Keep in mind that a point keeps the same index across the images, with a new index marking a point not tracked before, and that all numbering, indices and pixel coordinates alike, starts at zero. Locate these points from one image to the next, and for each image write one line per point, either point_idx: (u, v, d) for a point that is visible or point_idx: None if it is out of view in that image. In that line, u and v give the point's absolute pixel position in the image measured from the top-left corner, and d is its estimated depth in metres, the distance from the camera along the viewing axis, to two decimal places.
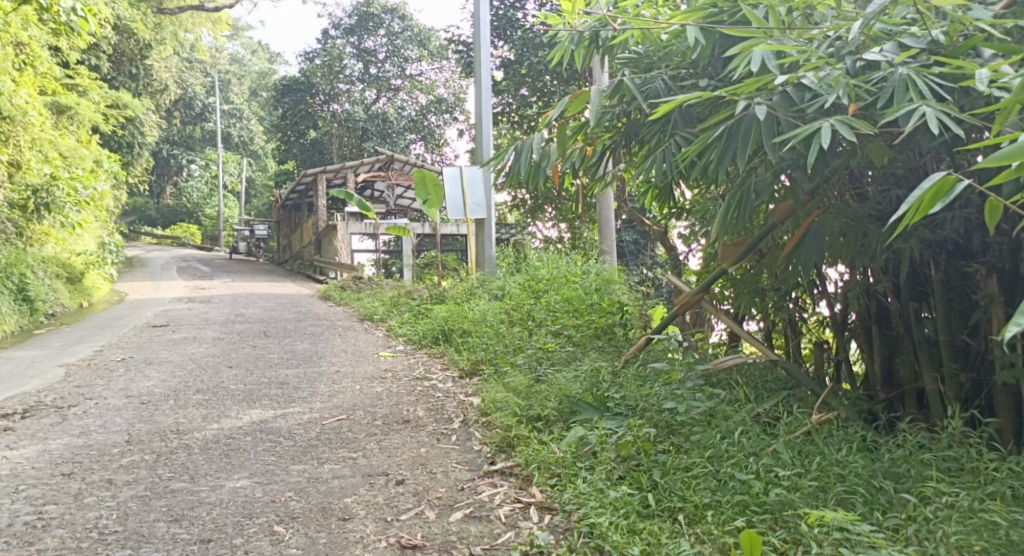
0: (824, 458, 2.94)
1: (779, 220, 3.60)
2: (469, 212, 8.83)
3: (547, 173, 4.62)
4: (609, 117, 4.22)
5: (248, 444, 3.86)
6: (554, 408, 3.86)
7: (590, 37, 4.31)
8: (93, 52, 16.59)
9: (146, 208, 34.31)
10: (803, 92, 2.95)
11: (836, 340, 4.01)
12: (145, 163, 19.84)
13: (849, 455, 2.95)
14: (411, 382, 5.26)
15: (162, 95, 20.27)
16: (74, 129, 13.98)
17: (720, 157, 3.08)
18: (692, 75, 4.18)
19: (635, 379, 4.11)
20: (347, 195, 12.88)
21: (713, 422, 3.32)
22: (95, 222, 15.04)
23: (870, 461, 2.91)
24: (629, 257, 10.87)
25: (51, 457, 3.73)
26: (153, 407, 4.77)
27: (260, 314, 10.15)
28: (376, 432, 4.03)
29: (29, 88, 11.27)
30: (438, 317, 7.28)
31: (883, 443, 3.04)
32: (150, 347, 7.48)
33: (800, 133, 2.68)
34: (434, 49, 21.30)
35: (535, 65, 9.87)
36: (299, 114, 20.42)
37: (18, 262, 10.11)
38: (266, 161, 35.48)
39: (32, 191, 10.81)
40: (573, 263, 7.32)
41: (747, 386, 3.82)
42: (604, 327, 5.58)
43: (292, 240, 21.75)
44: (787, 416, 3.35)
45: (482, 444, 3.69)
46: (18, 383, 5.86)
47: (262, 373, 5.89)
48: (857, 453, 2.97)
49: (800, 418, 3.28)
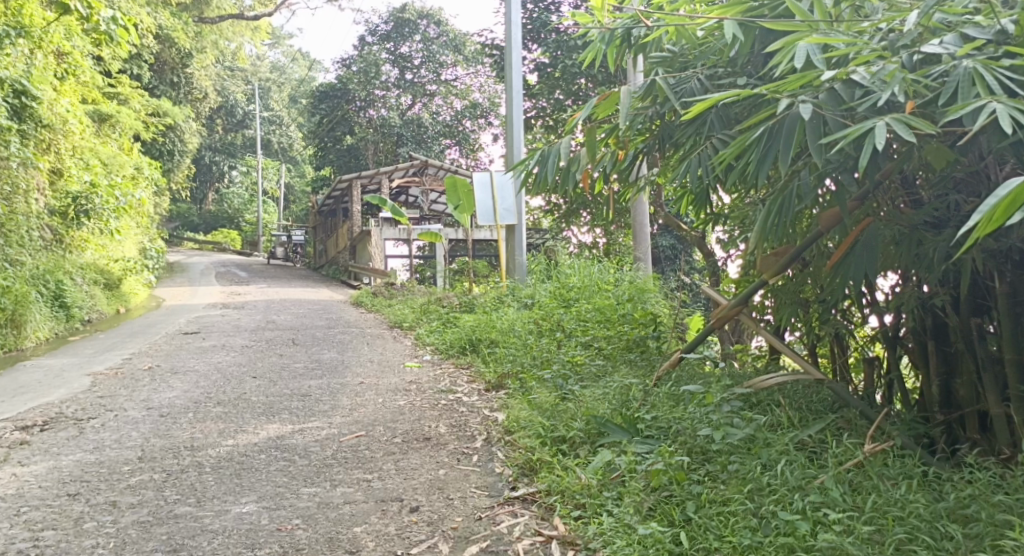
0: (880, 496, 2.66)
1: (823, 229, 3.32)
2: (499, 217, 8.61)
3: (576, 178, 4.37)
4: (641, 119, 4.03)
5: (261, 463, 3.69)
6: (580, 429, 3.63)
7: (621, 35, 4.17)
8: (136, 60, 16.75)
9: (189, 214, 34.83)
10: (852, 88, 2.69)
11: (889, 356, 3.76)
12: (186, 170, 20.01)
13: (909, 492, 2.67)
14: (435, 395, 5.07)
15: (203, 103, 20.42)
16: (116, 137, 14.14)
17: (761, 160, 2.81)
18: (730, 74, 3.94)
19: (667, 399, 3.85)
20: (381, 200, 12.74)
21: (754, 449, 3.07)
22: (134, 229, 15.15)
23: (933, 499, 2.62)
24: (665, 263, 10.59)
25: (59, 475, 3.60)
26: (172, 420, 4.65)
27: (292, 321, 10.08)
28: (395, 451, 3.83)
29: (70, 96, 11.36)
30: (466, 326, 7.09)
31: (946, 478, 2.75)
32: (178, 356, 7.40)
33: (850, 134, 2.42)
34: (470, 54, 21.11)
35: (569, 68, 9.59)
36: (336, 120, 20.52)
37: (57, 268, 10.17)
38: (303, 168, 35.77)
39: (72, 199, 10.88)
40: (606, 270, 7.10)
41: (789, 407, 3.54)
42: (636, 340, 5.33)
43: (327, 246, 21.82)
44: (835, 445, 3.06)
45: (504, 466, 3.49)
46: (44, 393, 5.78)
47: (285, 384, 5.75)
48: (918, 489, 2.69)
49: (849, 448, 3.00)
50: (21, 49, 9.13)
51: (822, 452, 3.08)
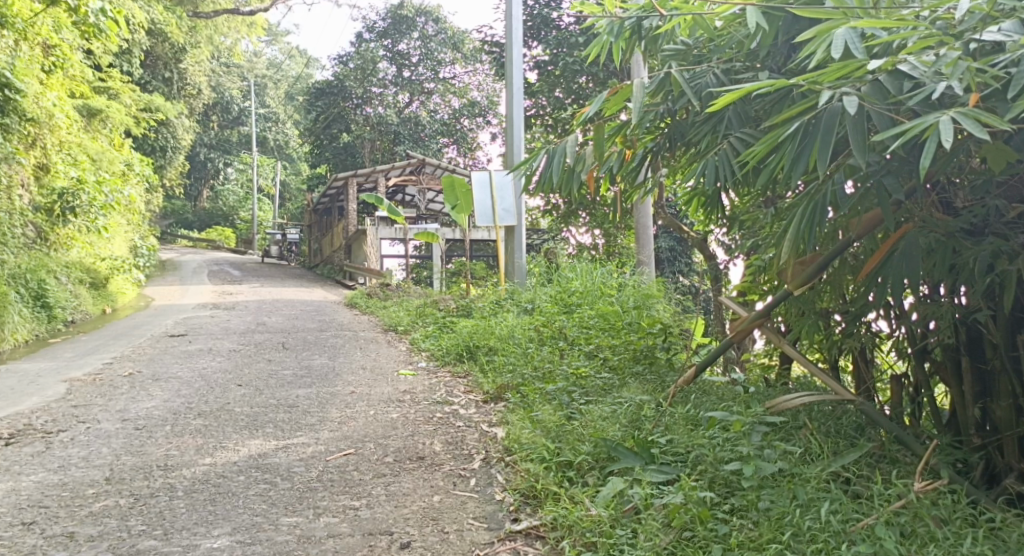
0: (940, 547, 2.40)
1: (856, 237, 2.96)
2: (497, 218, 8.29)
3: (582, 178, 4.02)
4: (651, 116, 3.75)
5: (239, 487, 3.38)
6: (588, 453, 3.33)
7: (631, 28, 3.82)
8: (127, 55, 16.37)
9: (184, 212, 34.39)
10: (899, 80, 2.39)
11: (917, 374, 3.44)
12: (180, 168, 19.64)
13: (973, 542, 2.41)
14: (430, 407, 4.76)
15: (196, 99, 20.03)
16: (106, 132, 13.77)
17: (795, 160, 2.51)
18: (749, 68, 3.66)
19: (684, 421, 3.55)
20: (376, 199, 12.37)
21: (787, 484, 2.79)
22: (123, 226, 14.80)
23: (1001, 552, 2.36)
24: (665, 264, 10.30)
25: (16, 499, 3.30)
26: (147, 435, 4.34)
27: (283, 323, 9.77)
28: (386, 473, 3.53)
29: (57, 90, 11.02)
30: (463, 332, 6.78)
31: (1011, 525, 2.48)
32: (161, 361, 7.09)
33: (909, 131, 2.12)
34: (468, 52, 20.83)
35: (571, 65, 9.25)
36: (331, 117, 19.99)
37: (40, 267, 9.82)
38: (300, 166, 35.39)
39: (58, 195, 10.52)
40: (608, 274, 6.80)
41: (819, 432, 3.26)
42: (643, 351, 5.01)
43: (322, 245, 21.54)
44: (877, 483, 2.79)
45: (505, 493, 3.20)
46: (15, 401, 5.46)
47: (271, 393, 5.43)
48: (982, 539, 2.43)
49: (894, 484, 2.73)
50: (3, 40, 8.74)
51: (867, 490, 2.79)
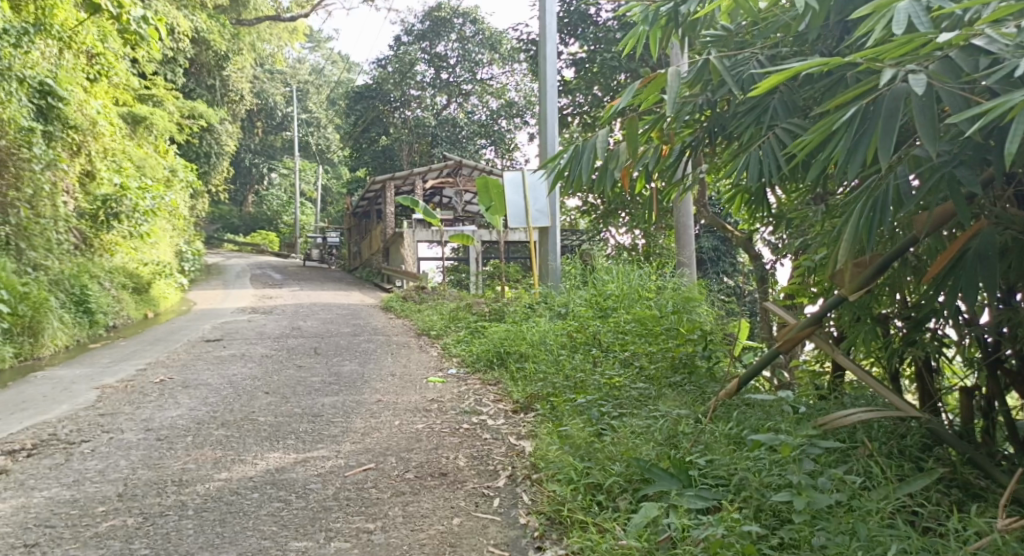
0: None
1: (922, 234, 2.65)
2: (532, 219, 8.04)
3: (616, 177, 3.75)
4: (689, 109, 3.47)
5: (251, 506, 3.20)
6: (620, 474, 3.10)
7: (667, 14, 3.51)
8: (171, 64, 16.49)
9: (230, 216, 35.00)
10: (974, 56, 2.12)
11: (990, 387, 3.11)
12: (225, 174, 19.75)
13: None
14: (456, 418, 4.55)
15: (240, 105, 20.10)
16: (151, 139, 13.86)
17: (852, 151, 2.24)
18: (797, 53, 3.39)
19: (726, 439, 3.29)
20: (412, 202, 12.18)
21: (845, 518, 2.51)
22: (168, 232, 14.90)
23: None
24: (708, 264, 9.94)
25: (23, 518, 3.18)
26: (167, 446, 4.20)
27: (318, 328, 9.67)
28: (405, 491, 3.32)
29: (102, 99, 11.05)
30: (494, 337, 6.57)
31: None
32: (194, 367, 7.01)
33: (989, 111, 1.85)
34: (506, 52, 20.38)
35: (608, 61, 8.99)
36: (371, 120, 20.44)
37: (82, 273, 9.85)
38: (341, 169, 35.59)
39: (102, 202, 10.63)
40: (647, 276, 6.50)
41: (880, 453, 2.97)
42: (682, 359, 4.72)
43: (361, 248, 21.60)
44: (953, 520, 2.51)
45: (529, 516, 2.98)
46: (45, 409, 5.39)
47: (297, 402, 5.26)
48: None
49: (974, 522, 2.45)
50: (48, 48, 8.73)
51: (940, 526, 2.51)
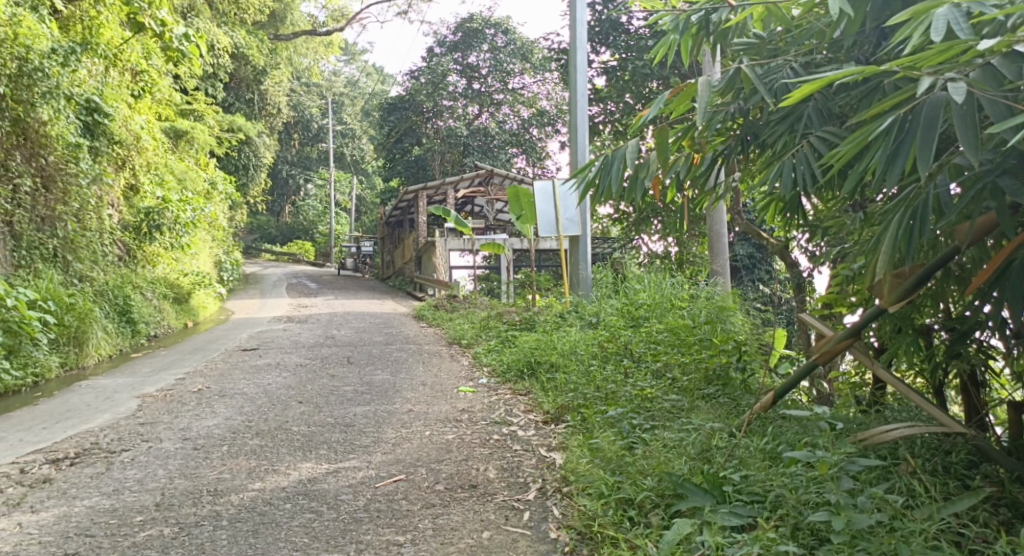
0: None
1: (962, 244, 2.56)
2: (562, 228, 8.02)
3: (646, 187, 3.71)
4: (720, 117, 3.45)
5: (284, 516, 3.22)
6: (652, 489, 3.07)
7: (698, 23, 3.53)
8: (211, 79, 16.75)
9: (268, 226, 35.52)
10: (1016, 63, 2.06)
11: None
12: (262, 186, 20.02)
13: None
14: (487, 429, 4.53)
15: (277, 118, 20.30)
16: (192, 153, 14.10)
17: (888, 162, 2.19)
18: (832, 61, 3.35)
19: (761, 454, 3.24)
20: (445, 211, 12.18)
21: (886, 538, 2.46)
22: (207, 243, 15.13)
23: None
24: (743, 272, 9.82)
25: (64, 527, 3.23)
26: (203, 456, 4.25)
27: (351, 337, 9.74)
28: (436, 503, 3.31)
29: (145, 114, 11.25)
30: (525, 347, 6.55)
31: None
32: (231, 376, 7.09)
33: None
34: (537, 61, 20.29)
35: (640, 69, 8.86)
36: (404, 131, 20.61)
37: (125, 283, 10.03)
38: (374, 179, 35.90)
39: (145, 214, 10.85)
40: (679, 286, 6.43)
41: (923, 469, 2.90)
42: (715, 370, 4.66)
43: (394, 257, 21.72)
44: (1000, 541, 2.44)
45: (560, 530, 2.96)
46: (87, 418, 5.49)
47: (329, 411, 5.29)
48: None
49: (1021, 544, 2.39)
50: (95, 65, 8.90)
51: (987, 548, 2.44)
